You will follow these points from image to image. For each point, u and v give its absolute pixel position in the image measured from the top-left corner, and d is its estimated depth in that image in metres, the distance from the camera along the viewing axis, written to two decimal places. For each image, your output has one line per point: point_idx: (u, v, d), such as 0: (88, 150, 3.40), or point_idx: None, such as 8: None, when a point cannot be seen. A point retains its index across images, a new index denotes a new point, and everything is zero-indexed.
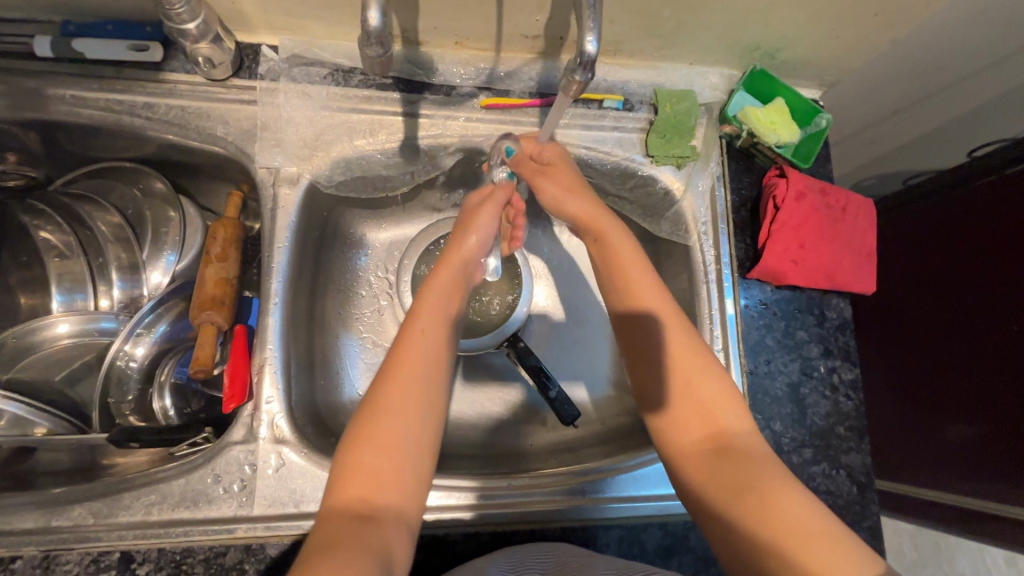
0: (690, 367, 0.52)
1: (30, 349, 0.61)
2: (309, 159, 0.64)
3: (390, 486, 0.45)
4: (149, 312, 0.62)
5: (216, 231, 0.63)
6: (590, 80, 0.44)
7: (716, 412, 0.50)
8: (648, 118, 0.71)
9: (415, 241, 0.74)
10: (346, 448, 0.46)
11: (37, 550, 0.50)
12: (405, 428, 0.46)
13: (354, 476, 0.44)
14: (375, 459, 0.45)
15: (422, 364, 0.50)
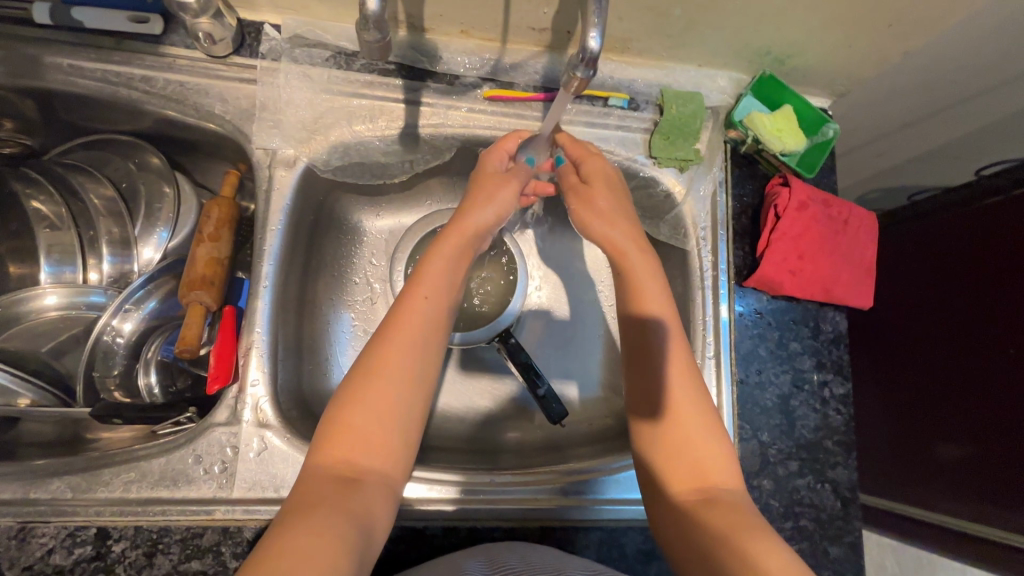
0: (691, 414, 0.52)
1: (17, 319, 0.60)
2: (307, 142, 0.63)
3: (377, 448, 0.46)
4: (139, 288, 0.61)
5: (210, 210, 0.63)
6: (592, 77, 0.43)
7: (709, 469, 0.49)
8: (653, 118, 0.70)
9: (412, 231, 0.73)
10: (340, 408, 0.47)
11: (14, 520, 0.50)
12: (396, 394, 0.48)
13: (345, 436, 0.46)
14: (366, 421, 0.46)
15: (420, 331, 0.51)
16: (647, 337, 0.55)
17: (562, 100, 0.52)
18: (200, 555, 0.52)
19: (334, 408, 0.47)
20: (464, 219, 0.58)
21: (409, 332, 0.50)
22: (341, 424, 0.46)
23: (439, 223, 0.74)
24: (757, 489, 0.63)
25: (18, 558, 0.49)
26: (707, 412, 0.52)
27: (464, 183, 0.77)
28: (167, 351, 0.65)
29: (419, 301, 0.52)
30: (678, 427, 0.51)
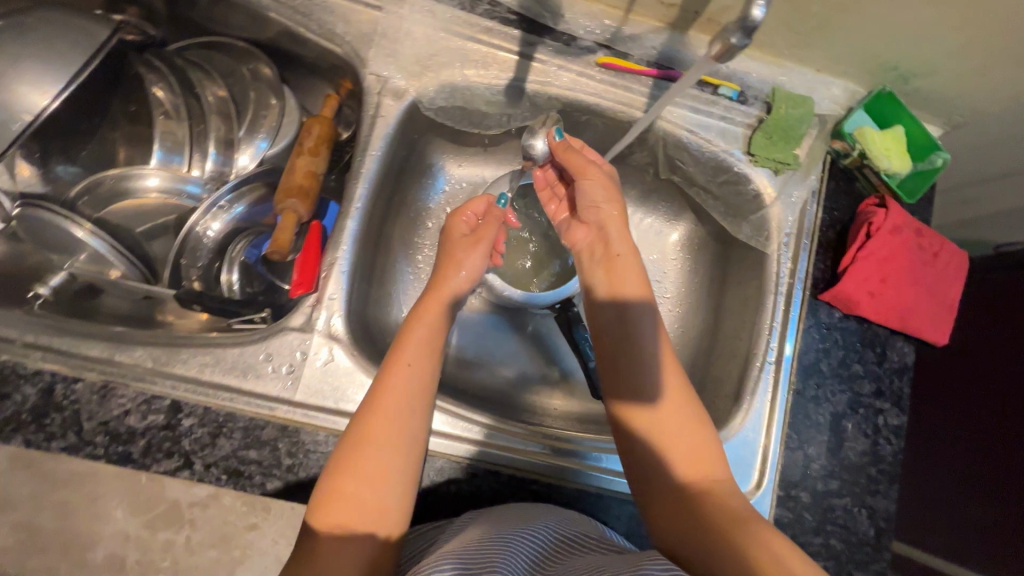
0: (677, 411, 0.54)
1: (122, 195, 0.62)
2: (418, 77, 0.63)
3: (373, 508, 0.45)
4: (231, 192, 0.63)
5: (312, 126, 0.64)
6: (744, 49, 0.40)
7: (705, 462, 0.51)
8: (758, 116, 0.69)
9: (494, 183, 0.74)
10: (329, 476, 0.46)
11: (98, 377, 0.52)
12: (387, 454, 0.47)
13: (334, 504, 0.45)
14: (361, 480, 0.46)
15: (410, 394, 0.50)
16: (625, 322, 0.59)
17: (691, 75, 0.52)
18: (258, 445, 0.54)
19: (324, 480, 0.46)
20: (440, 283, 0.59)
21: (401, 391, 0.50)
22: (332, 499, 0.45)
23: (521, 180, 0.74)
24: (793, 499, 0.63)
25: (97, 412, 0.52)
26: (687, 407, 0.54)
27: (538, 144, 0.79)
28: (252, 253, 0.67)
29: (407, 365, 0.51)
30: (661, 425, 0.53)
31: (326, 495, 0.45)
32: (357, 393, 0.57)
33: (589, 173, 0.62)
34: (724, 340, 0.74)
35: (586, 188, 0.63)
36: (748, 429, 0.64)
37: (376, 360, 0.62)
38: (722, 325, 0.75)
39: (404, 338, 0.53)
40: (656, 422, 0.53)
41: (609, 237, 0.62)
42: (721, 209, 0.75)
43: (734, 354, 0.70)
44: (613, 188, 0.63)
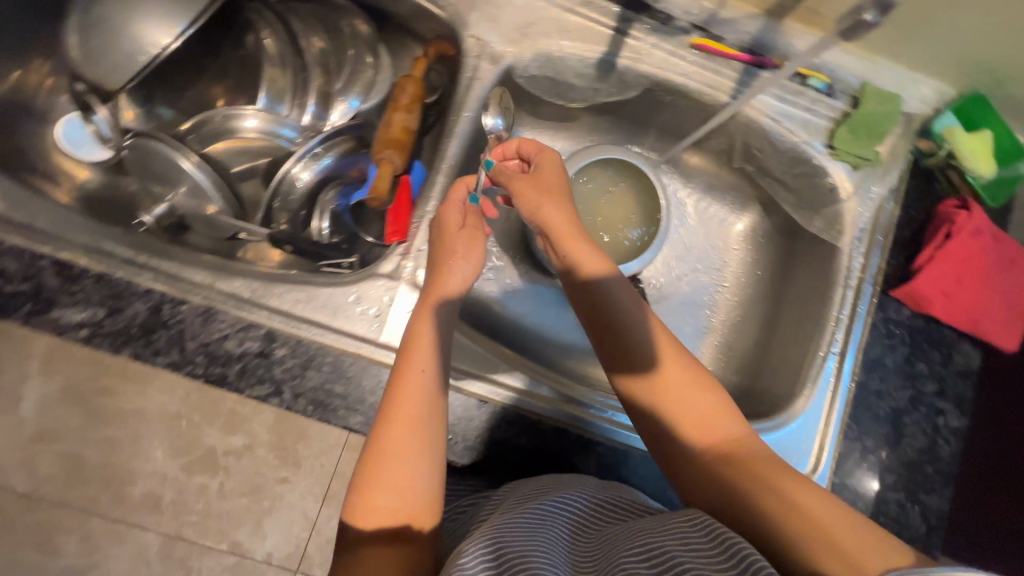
0: (677, 383, 0.52)
1: (229, 132, 0.67)
2: (515, 43, 0.65)
3: (412, 499, 0.45)
4: (318, 143, 0.65)
5: (406, 86, 0.66)
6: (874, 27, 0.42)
7: (712, 424, 0.51)
8: (843, 109, 0.69)
9: (575, 155, 0.73)
10: (357, 489, 0.45)
11: (202, 301, 0.55)
12: (410, 443, 0.47)
13: (369, 514, 0.44)
14: (393, 476, 0.45)
15: (424, 397, 0.48)
16: (597, 307, 0.56)
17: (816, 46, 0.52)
18: (344, 381, 0.56)
19: (354, 487, 0.46)
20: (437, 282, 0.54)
21: (416, 396, 0.48)
22: (369, 506, 0.45)
23: (600, 156, 0.73)
24: (848, 488, 0.64)
25: (200, 334, 0.54)
26: (690, 372, 0.53)
27: (613, 124, 0.81)
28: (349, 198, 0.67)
29: (414, 368, 0.49)
30: (668, 392, 0.52)
31: (363, 501, 0.45)
32: None
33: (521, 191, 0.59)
34: (784, 330, 0.75)
35: (526, 206, 0.58)
36: (807, 413, 0.66)
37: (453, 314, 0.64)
38: (784, 316, 0.76)
39: (410, 343, 0.51)
40: (662, 397, 0.52)
41: (558, 245, 0.57)
42: (793, 201, 0.75)
43: (797, 344, 0.71)
44: (551, 189, 0.58)
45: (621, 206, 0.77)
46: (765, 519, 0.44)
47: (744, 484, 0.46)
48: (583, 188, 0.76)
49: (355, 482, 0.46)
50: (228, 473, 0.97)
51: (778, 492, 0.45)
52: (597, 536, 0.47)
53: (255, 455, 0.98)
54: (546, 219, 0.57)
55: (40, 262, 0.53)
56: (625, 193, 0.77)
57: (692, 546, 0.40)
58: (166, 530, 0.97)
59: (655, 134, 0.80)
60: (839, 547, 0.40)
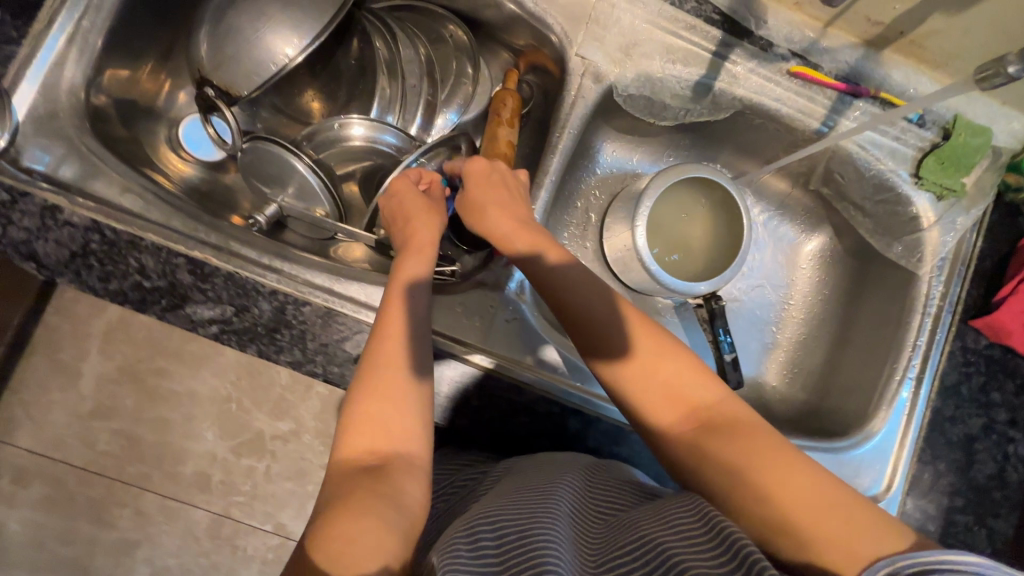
0: (647, 359, 0.53)
1: (336, 141, 0.68)
2: (619, 63, 0.67)
3: (398, 436, 0.48)
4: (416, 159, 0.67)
5: (505, 98, 0.68)
6: None
7: (681, 394, 0.52)
8: (932, 140, 0.71)
9: (663, 172, 0.75)
10: (355, 403, 0.49)
11: (323, 303, 0.57)
12: (397, 390, 0.50)
13: (364, 427, 0.48)
14: (378, 414, 0.49)
15: (406, 335, 0.52)
16: (559, 290, 0.57)
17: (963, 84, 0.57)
18: (451, 385, 0.59)
19: (344, 428, 0.49)
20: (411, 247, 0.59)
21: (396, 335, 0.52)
22: (356, 443, 0.47)
23: (689, 173, 0.74)
24: (920, 509, 0.66)
25: (321, 334, 0.57)
26: (655, 348, 0.53)
27: (692, 142, 0.83)
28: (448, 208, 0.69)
29: (396, 313, 0.53)
30: (634, 368, 0.53)
31: (352, 440, 0.48)
32: None
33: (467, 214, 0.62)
34: (852, 352, 0.78)
35: (469, 220, 0.62)
36: (882, 433, 0.68)
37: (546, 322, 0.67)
38: (853, 337, 0.78)
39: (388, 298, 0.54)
40: (631, 377, 0.53)
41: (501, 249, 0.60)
42: (870, 226, 0.77)
43: (870, 367, 0.74)
44: (483, 200, 0.61)
45: (699, 225, 0.80)
46: (745, 494, 0.45)
47: (725, 461, 0.47)
48: (665, 203, 0.79)
49: (343, 423, 0.49)
50: (275, 457, 1.10)
51: (758, 470, 0.45)
52: (586, 518, 0.48)
53: (299, 441, 1.11)
54: (492, 227, 0.60)
55: (175, 259, 0.55)
56: (705, 213, 0.80)
57: (697, 553, 0.40)
58: (215, 508, 1.10)
59: (732, 152, 0.82)
60: (813, 532, 0.42)
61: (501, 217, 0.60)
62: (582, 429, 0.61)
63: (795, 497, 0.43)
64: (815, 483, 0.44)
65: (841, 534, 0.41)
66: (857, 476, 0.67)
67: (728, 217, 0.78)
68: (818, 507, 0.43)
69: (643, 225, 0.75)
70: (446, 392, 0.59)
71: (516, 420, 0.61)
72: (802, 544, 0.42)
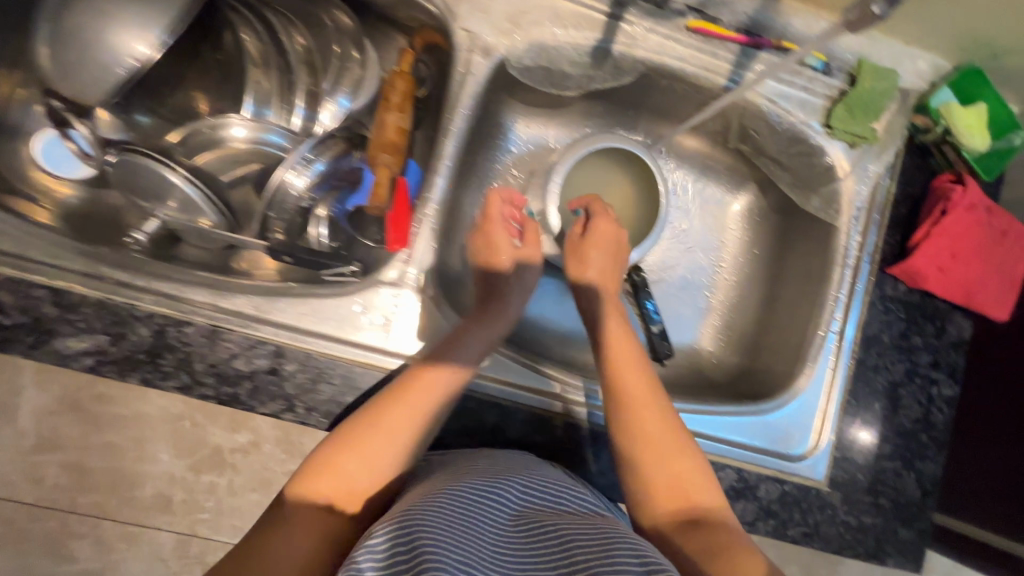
0: (668, 450, 0.54)
1: (214, 144, 0.64)
2: (507, 34, 0.63)
3: (357, 491, 0.48)
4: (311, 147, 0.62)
5: (396, 82, 0.65)
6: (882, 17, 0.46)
7: (691, 491, 0.52)
8: (840, 87, 0.69)
9: (573, 145, 0.72)
10: (332, 445, 0.49)
11: (206, 321, 0.54)
12: (374, 445, 0.49)
13: (328, 473, 0.48)
14: (348, 467, 0.49)
15: (422, 403, 0.52)
16: (618, 370, 0.59)
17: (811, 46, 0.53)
18: (356, 391, 0.57)
19: (308, 463, 0.49)
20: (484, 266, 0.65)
21: (411, 402, 0.52)
22: (316, 486, 0.48)
23: (597, 142, 0.72)
24: (848, 460, 0.67)
25: (207, 355, 0.54)
26: (671, 436, 0.55)
27: (607, 109, 0.80)
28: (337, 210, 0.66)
29: (421, 380, 0.53)
30: (655, 447, 0.54)
31: (312, 484, 0.48)
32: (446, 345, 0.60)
33: (586, 265, 0.68)
34: (780, 311, 0.77)
35: (573, 268, 0.68)
36: (808, 389, 0.69)
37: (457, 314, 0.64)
38: (781, 296, 0.78)
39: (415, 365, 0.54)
40: (634, 449, 0.54)
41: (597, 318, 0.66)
42: (790, 180, 0.75)
43: (795, 325, 0.73)
44: (591, 252, 0.68)
45: (619, 195, 0.78)
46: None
47: (694, 561, 0.47)
48: (578, 176, 0.77)
49: (312, 459, 0.49)
50: (236, 469, 0.91)
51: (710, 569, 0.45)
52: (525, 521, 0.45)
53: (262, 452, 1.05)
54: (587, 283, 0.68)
55: (35, 292, 0.51)
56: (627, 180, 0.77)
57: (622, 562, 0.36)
58: (180, 528, 0.93)
59: (649, 115, 0.79)
60: None
61: (600, 279, 0.68)
62: (501, 422, 0.59)
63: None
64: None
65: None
66: (784, 437, 0.68)
67: (643, 184, 0.76)
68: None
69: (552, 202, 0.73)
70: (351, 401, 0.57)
71: None
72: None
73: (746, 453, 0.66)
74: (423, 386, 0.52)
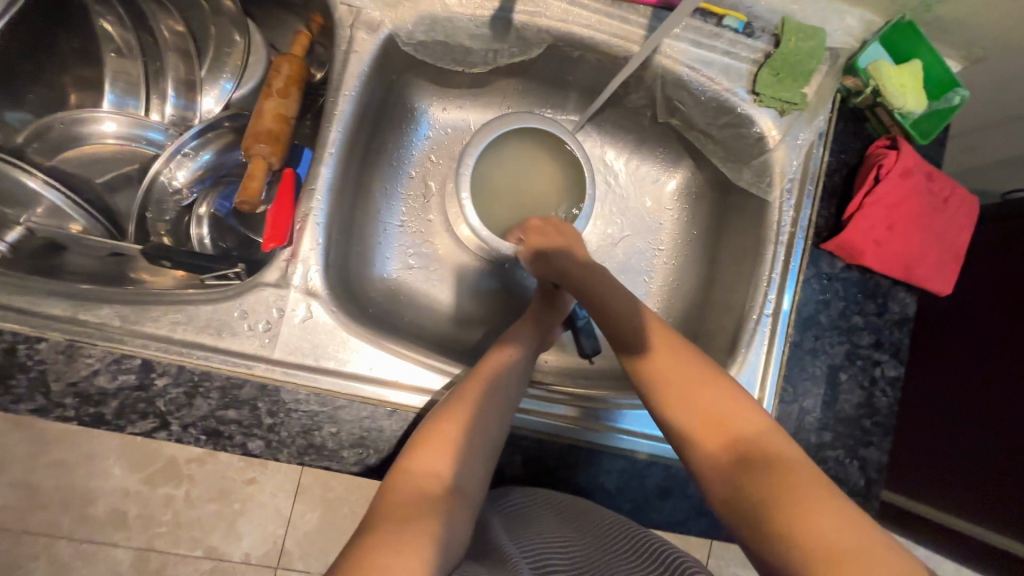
0: (701, 388, 0.49)
1: (78, 140, 0.59)
2: (394, 6, 0.58)
3: (456, 467, 0.46)
4: (194, 137, 0.59)
5: (281, 65, 0.60)
6: None
7: (734, 424, 0.47)
8: (765, 50, 0.64)
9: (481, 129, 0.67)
10: (433, 421, 0.49)
11: (62, 336, 0.50)
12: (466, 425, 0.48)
13: (432, 447, 0.47)
14: (452, 441, 0.47)
15: (494, 390, 0.52)
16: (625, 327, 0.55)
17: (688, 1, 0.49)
18: (237, 405, 0.52)
19: (411, 441, 0.48)
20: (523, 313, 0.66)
21: (479, 385, 0.52)
22: (417, 460, 0.46)
23: (513, 124, 0.67)
24: None
25: (65, 373, 0.49)
26: (694, 371, 0.50)
27: (526, 86, 0.74)
28: (222, 207, 0.63)
29: (490, 365, 0.55)
30: (683, 393, 0.49)
31: (414, 456, 0.46)
32: (339, 350, 0.55)
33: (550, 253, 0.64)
34: (718, 294, 0.72)
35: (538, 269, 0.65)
36: (743, 379, 0.63)
37: (357, 315, 0.60)
38: (718, 277, 0.72)
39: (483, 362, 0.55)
40: (672, 395, 0.50)
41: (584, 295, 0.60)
42: (721, 153, 0.70)
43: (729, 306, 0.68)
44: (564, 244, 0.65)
45: (543, 179, 0.74)
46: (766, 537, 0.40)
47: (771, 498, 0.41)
48: (492, 155, 0.71)
49: (410, 441, 0.48)
50: (193, 480, 0.98)
51: (782, 506, 0.40)
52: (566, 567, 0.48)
53: (217, 460, 0.99)
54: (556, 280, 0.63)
55: None
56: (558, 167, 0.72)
57: None
58: (137, 543, 0.97)
59: (570, 91, 0.74)
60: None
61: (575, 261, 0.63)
62: (402, 430, 0.55)
63: (822, 549, 0.37)
64: (849, 540, 0.37)
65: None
66: None
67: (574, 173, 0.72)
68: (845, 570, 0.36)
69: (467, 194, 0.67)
70: (232, 416, 0.52)
71: (321, 432, 0.53)
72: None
73: None
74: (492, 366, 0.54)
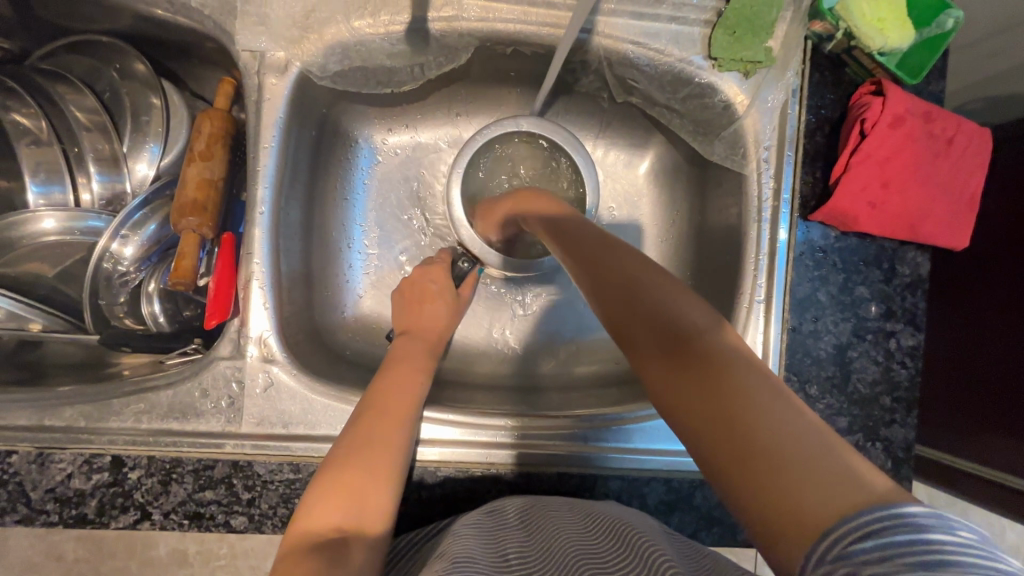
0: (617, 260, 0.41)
1: (14, 242, 0.58)
2: (299, 42, 0.54)
3: (365, 509, 0.42)
4: (135, 210, 0.57)
5: (201, 124, 0.56)
6: None
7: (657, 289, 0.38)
8: (715, 8, 0.56)
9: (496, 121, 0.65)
10: (335, 463, 0.44)
11: (32, 446, 0.50)
12: (384, 461, 0.45)
13: (332, 493, 0.42)
14: (357, 481, 0.43)
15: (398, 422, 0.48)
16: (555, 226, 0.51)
17: None
18: (210, 486, 0.51)
19: (309, 490, 0.42)
20: (454, 305, 0.65)
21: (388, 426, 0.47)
22: (318, 510, 0.41)
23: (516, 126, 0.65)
24: None
25: (40, 481, 0.50)
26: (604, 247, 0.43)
27: (468, 90, 0.69)
28: (161, 280, 0.60)
29: (402, 394, 0.51)
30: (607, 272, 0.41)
31: (311, 509, 0.41)
32: (305, 412, 0.53)
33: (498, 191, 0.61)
34: (706, 279, 0.65)
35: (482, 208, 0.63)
36: None
37: (324, 368, 0.58)
38: (705, 260, 0.66)
39: (381, 399, 0.50)
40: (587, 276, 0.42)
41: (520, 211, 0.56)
42: (689, 127, 0.62)
43: (716, 292, 0.62)
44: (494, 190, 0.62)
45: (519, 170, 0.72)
46: (699, 436, 0.30)
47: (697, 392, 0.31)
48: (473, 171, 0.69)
49: (309, 492, 0.42)
50: None
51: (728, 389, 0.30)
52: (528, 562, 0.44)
53: None
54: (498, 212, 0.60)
55: None
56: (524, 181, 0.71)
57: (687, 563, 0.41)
58: None
59: (516, 87, 0.68)
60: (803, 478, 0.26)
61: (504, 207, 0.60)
62: None
63: (758, 428, 0.27)
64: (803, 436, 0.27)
65: (799, 485, 0.25)
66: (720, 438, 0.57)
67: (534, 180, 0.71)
68: (799, 461, 0.26)
69: (468, 150, 0.66)
70: (209, 496, 0.51)
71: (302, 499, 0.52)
72: (751, 487, 0.26)
73: (687, 459, 0.57)
74: (396, 393, 0.51)
